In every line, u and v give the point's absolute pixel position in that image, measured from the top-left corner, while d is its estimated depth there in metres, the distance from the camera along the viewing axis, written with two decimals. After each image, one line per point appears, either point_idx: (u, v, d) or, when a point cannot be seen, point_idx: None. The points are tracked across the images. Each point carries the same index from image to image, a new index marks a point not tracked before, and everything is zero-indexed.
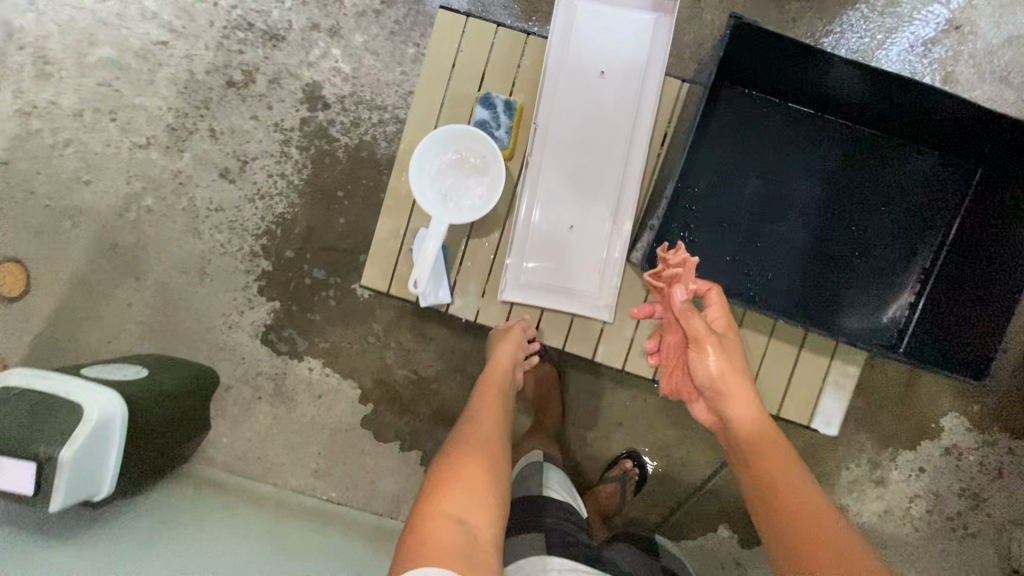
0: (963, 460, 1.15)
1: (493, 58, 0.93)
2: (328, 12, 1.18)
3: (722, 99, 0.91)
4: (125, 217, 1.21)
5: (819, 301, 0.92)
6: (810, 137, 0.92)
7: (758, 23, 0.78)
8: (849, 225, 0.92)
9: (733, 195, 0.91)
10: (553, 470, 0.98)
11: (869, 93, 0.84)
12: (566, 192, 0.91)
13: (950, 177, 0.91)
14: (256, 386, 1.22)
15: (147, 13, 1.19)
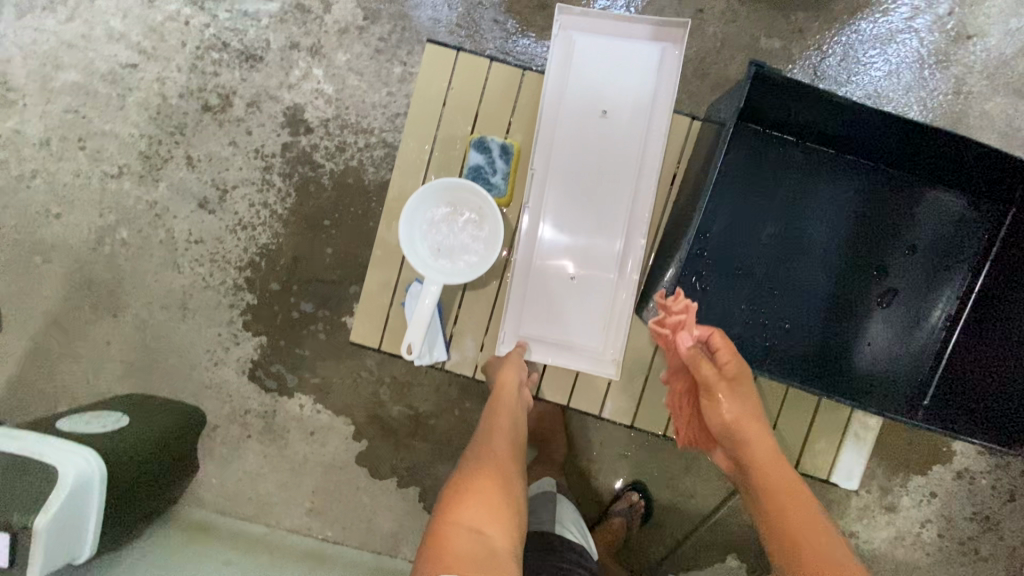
0: (975, 484, 1.12)
1: (488, 94, 0.90)
2: (308, 30, 1.11)
3: (737, 136, 0.86)
4: (99, 251, 1.15)
5: (838, 349, 0.88)
6: (827, 174, 0.87)
7: (776, 68, 0.72)
8: (868, 269, 0.88)
9: (749, 241, 0.87)
10: (565, 507, 0.94)
11: (892, 136, 0.79)
12: (568, 239, 0.86)
13: (974, 217, 0.86)
14: (244, 424, 1.17)
15: (114, 34, 1.12)
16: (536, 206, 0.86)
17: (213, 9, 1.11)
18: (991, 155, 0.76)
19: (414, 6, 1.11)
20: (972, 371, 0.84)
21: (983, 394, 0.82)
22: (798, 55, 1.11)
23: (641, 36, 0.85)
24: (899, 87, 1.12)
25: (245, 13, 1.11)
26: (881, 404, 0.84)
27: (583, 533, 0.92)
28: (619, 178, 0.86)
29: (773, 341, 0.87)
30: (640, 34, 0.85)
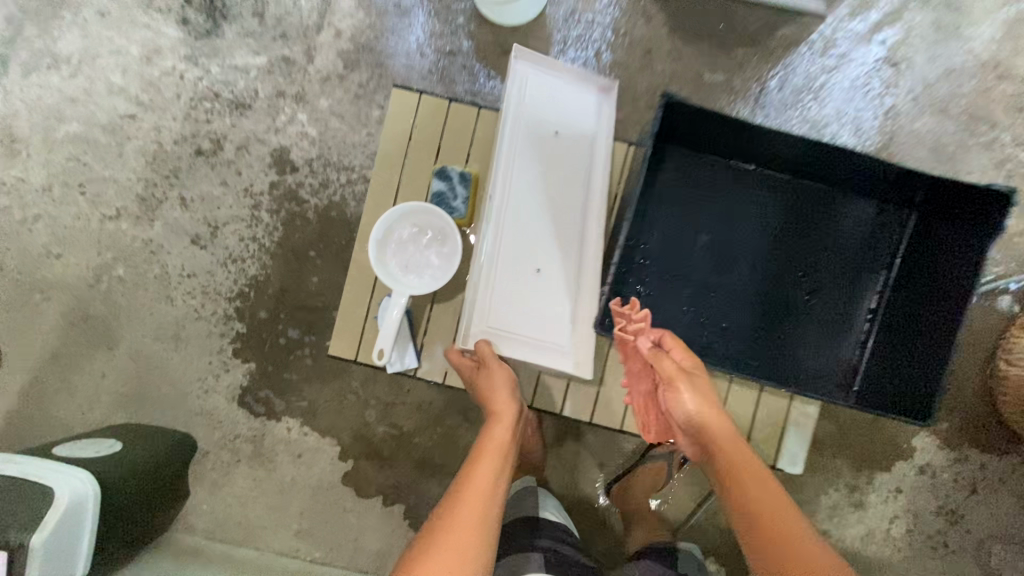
0: (937, 478, 1.17)
1: (448, 131, 0.99)
2: (293, 79, 1.22)
3: (669, 159, 0.95)
4: (97, 288, 1.22)
5: (774, 344, 0.95)
6: (752, 188, 0.96)
7: (686, 98, 0.82)
8: (797, 271, 0.95)
9: (686, 250, 0.95)
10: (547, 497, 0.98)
11: (801, 152, 0.88)
12: (526, 249, 0.93)
13: (886, 223, 0.95)
14: (234, 449, 1.21)
15: (114, 88, 1.22)
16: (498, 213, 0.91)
17: (206, 64, 1.22)
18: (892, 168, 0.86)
19: (390, 56, 1.23)
20: (894, 359, 0.91)
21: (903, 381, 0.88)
22: (741, 86, 1.22)
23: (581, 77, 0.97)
24: (832, 111, 1.22)
25: (235, 67, 1.22)
26: (821, 395, 0.89)
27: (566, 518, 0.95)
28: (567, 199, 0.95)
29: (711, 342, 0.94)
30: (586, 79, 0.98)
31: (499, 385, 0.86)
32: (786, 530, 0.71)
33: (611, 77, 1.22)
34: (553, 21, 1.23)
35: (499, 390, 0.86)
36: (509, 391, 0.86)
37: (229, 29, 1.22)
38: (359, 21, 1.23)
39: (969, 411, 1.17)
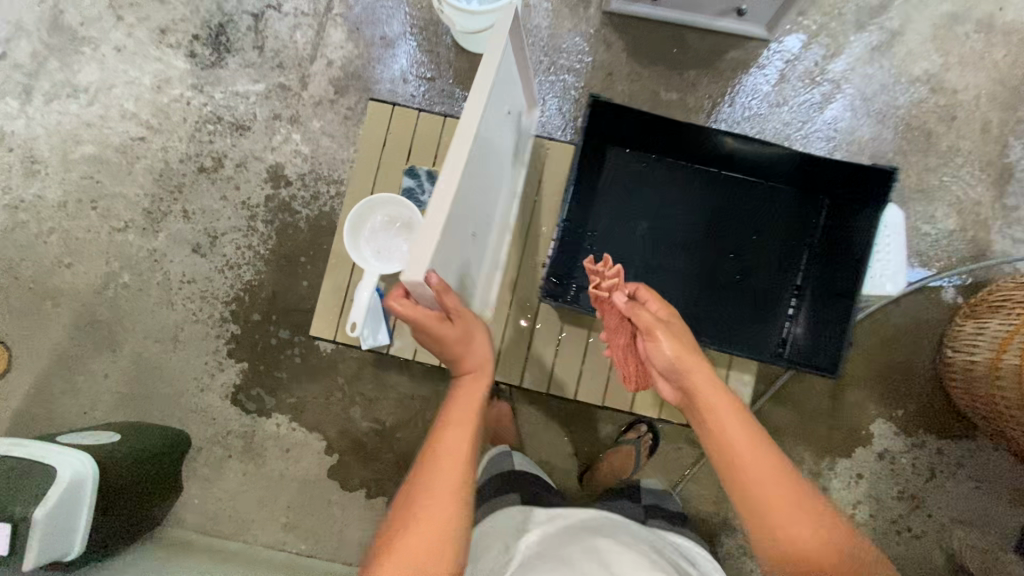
0: (897, 463, 1.22)
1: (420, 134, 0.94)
2: (288, 103, 1.35)
3: (608, 162, 0.93)
4: (103, 294, 1.32)
5: (712, 329, 0.92)
6: (685, 183, 0.94)
7: (607, 97, 0.82)
8: (730, 257, 0.93)
9: (625, 238, 0.94)
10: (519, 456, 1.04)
11: (723, 147, 0.87)
12: (473, 208, 0.77)
13: (815, 218, 0.92)
14: (226, 445, 1.28)
15: (127, 114, 1.35)
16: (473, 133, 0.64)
17: (210, 91, 1.35)
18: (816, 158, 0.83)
19: (377, 82, 1.36)
20: (817, 335, 0.89)
21: (821, 353, 0.87)
22: (694, 103, 1.34)
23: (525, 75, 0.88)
24: (779, 125, 1.33)
25: (236, 93, 1.35)
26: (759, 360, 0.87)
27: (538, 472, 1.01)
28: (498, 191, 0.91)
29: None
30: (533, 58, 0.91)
31: (474, 340, 0.79)
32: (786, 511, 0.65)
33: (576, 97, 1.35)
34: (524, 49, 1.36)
35: (477, 348, 0.80)
36: (485, 348, 0.80)
37: (232, 61, 1.36)
38: (348, 52, 1.36)
39: (924, 399, 1.23)
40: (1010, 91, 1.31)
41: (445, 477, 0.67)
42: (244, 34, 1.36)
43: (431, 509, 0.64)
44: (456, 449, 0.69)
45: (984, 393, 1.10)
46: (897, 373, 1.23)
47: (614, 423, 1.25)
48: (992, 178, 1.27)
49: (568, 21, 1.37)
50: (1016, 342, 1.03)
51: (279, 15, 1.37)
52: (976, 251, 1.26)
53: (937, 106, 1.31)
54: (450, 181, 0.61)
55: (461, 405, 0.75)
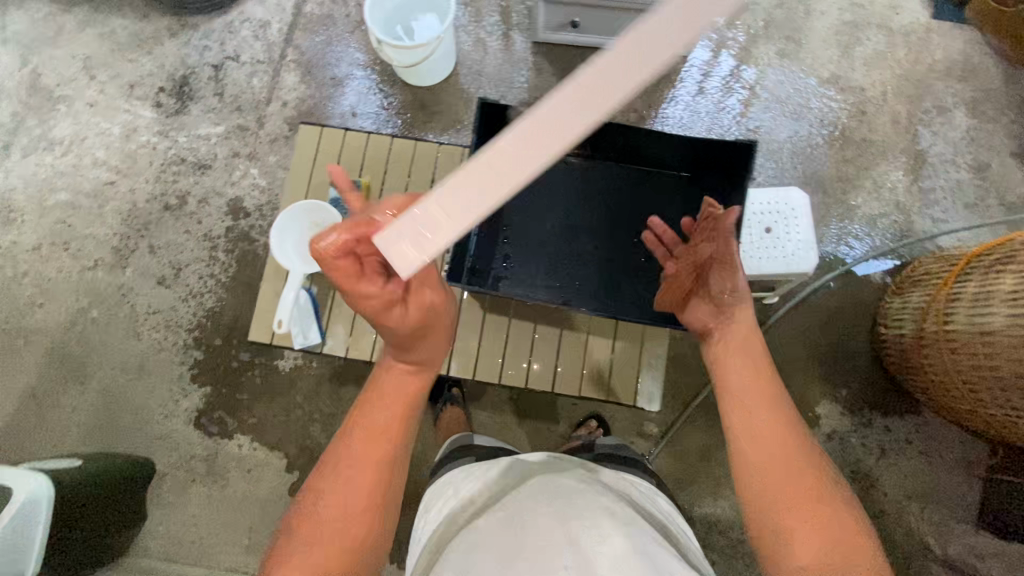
0: (846, 443, 1.23)
1: (344, 150, 1.02)
2: (246, 142, 1.45)
3: (519, 161, 1.04)
4: (73, 330, 1.38)
5: (621, 303, 1.00)
6: (587, 174, 1.03)
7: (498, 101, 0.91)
8: (633, 238, 1.02)
9: (537, 229, 1.02)
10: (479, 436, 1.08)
11: (613, 139, 0.96)
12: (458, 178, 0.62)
13: (702, 193, 1.00)
14: (189, 469, 1.31)
15: (98, 161, 1.46)
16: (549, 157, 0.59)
17: (174, 136, 1.46)
18: (685, 139, 0.91)
19: (328, 118, 1.47)
20: None
21: None
22: (622, 117, 1.44)
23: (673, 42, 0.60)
24: (702, 129, 1.42)
25: (198, 136, 1.46)
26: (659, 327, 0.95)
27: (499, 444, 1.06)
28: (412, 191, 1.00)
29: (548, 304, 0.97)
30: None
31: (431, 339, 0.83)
32: (801, 500, 0.65)
33: None
34: (463, 79, 1.48)
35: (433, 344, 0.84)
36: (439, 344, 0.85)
37: (195, 107, 1.47)
38: (301, 93, 1.48)
39: (864, 377, 1.26)
40: (914, 85, 1.40)
41: (357, 480, 0.71)
42: (205, 83, 1.48)
43: (333, 512, 0.68)
44: (369, 452, 0.73)
45: (915, 363, 1.13)
46: (836, 353, 1.27)
47: (566, 421, 1.28)
48: (906, 165, 1.36)
49: (501, 52, 1.49)
50: (934, 310, 1.08)
51: (238, 64, 1.49)
52: (899, 233, 1.33)
53: (847, 104, 1.41)
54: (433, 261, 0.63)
55: (386, 406, 0.79)
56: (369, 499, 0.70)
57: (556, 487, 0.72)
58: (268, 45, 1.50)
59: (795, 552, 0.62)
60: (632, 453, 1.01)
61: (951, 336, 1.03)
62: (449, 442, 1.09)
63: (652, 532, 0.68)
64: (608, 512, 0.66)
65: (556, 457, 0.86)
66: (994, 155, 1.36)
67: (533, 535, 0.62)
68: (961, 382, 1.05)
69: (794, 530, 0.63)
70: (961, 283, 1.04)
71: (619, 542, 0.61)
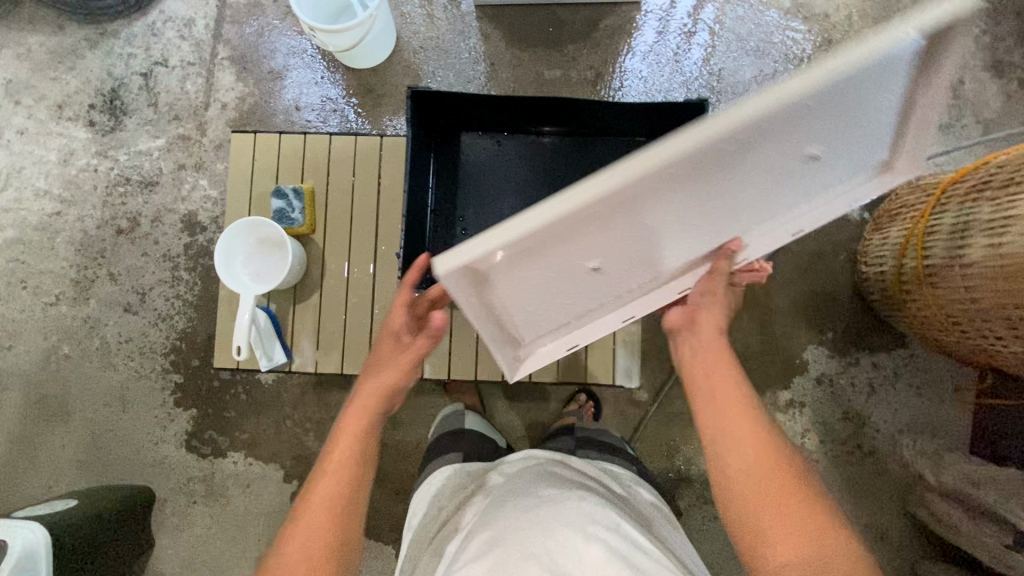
0: (836, 385, 1.23)
1: (283, 158, 0.96)
2: (190, 152, 1.38)
3: (465, 144, 1.00)
4: (47, 369, 1.35)
5: None
6: (538, 149, 1.00)
7: (433, 86, 0.86)
8: None
9: (495, 215, 0.99)
10: (472, 416, 1.10)
11: (562, 112, 0.93)
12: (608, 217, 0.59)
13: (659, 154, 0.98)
14: (189, 491, 1.31)
15: (40, 192, 1.39)
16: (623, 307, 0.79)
17: (114, 154, 1.39)
18: (635, 104, 0.88)
19: (272, 116, 1.39)
20: None
21: None
22: (577, 76, 1.37)
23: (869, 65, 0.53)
24: (663, 80, 1.36)
25: (140, 152, 1.39)
26: None
27: (491, 433, 1.06)
28: (359, 189, 0.96)
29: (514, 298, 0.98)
30: (918, 117, 0.65)
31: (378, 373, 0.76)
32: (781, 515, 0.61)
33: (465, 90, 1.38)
34: (408, 56, 1.40)
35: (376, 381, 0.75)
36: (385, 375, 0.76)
37: (130, 121, 1.39)
38: (240, 92, 1.40)
39: (850, 316, 1.24)
40: (880, 5, 1.33)
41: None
42: (137, 94, 1.40)
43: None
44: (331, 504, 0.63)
45: (897, 300, 1.12)
46: (819, 297, 1.25)
47: (555, 398, 1.27)
48: None
49: (446, 20, 1.40)
50: (912, 247, 1.05)
51: (167, 69, 1.40)
52: None
53: (811, 34, 1.34)
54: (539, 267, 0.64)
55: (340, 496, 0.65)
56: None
57: (533, 495, 0.71)
58: (196, 44, 1.41)
59: (775, 549, 0.60)
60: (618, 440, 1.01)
61: (930, 273, 1.02)
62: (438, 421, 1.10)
63: (635, 533, 0.67)
64: (586, 515, 0.65)
65: (546, 457, 0.85)
66: (967, 70, 1.30)
67: (514, 544, 0.62)
68: (944, 318, 1.04)
69: (771, 533, 0.60)
70: (938, 216, 1.01)
71: (597, 548, 0.60)
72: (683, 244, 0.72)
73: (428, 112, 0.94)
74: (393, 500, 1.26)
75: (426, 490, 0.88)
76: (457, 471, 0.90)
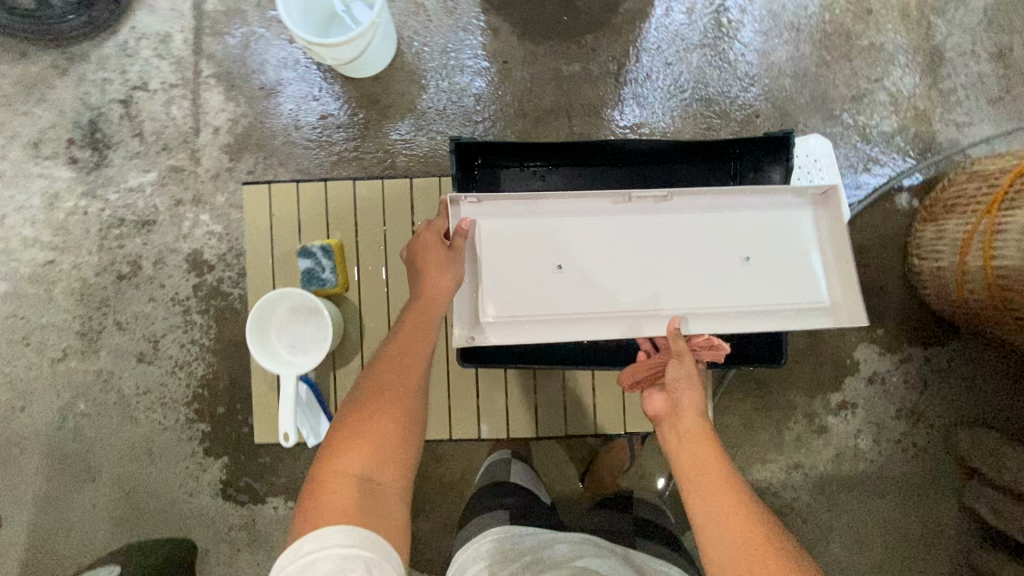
0: (889, 383, 1.19)
1: (302, 211, 1.03)
2: (186, 185, 1.27)
3: (507, 180, 1.02)
4: (65, 427, 1.29)
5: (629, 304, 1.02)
6: (580, 179, 1.02)
7: (473, 137, 0.92)
8: None
9: None
10: (519, 467, 1.07)
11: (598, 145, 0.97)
12: (597, 226, 0.93)
13: (698, 172, 1.00)
14: (232, 540, 1.27)
15: (28, 241, 1.29)
16: (593, 328, 0.91)
17: (103, 194, 1.28)
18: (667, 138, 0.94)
19: (270, 137, 1.28)
20: None
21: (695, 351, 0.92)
22: (599, 69, 1.26)
23: (790, 201, 0.91)
24: (691, 67, 1.25)
25: (130, 189, 1.28)
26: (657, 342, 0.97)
27: (538, 491, 1.03)
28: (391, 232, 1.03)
29: (546, 358, 1.02)
30: (829, 275, 0.90)
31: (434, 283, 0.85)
32: None
33: (476, 95, 1.27)
34: (410, 59, 1.27)
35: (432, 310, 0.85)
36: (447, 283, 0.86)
37: (116, 155, 1.28)
38: (232, 113, 1.28)
39: (901, 309, 1.20)
40: None
41: (344, 494, 0.66)
42: (118, 124, 1.27)
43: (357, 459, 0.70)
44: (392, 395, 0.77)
45: (956, 297, 1.07)
46: (869, 292, 1.20)
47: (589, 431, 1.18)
48: (921, 67, 1.22)
49: (449, 16, 1.27)
50: (976, 245, 0.99)
51: (149, 94, 1.28)
52: (922, 147, 1.21)
53: (849, 4, 1.23)
54: (553, 229, 0.92)
55: (374, 427, 0.73)
56: (363, 508, 0.64)
57: None
58: (177, 63, 1.28)
59: None
60: (667, 521, 0.98)
61: (1001, 274, 0.96)
62: (486, 464, 1.13)
63: None
64: None
65: (594, 542, 0.81)
66: (1017, 35, 1.21)
67: None
68: (1012, 317, 0.98)
69: None
70: (1007, 213, 0.95)
71: None
72: (641, 287, 0.91)
73: (468, 161, 0.98)
74: (443, 534, 1.23)
75: (471, 551, 0.81)
76: (507, 534, 0.83)
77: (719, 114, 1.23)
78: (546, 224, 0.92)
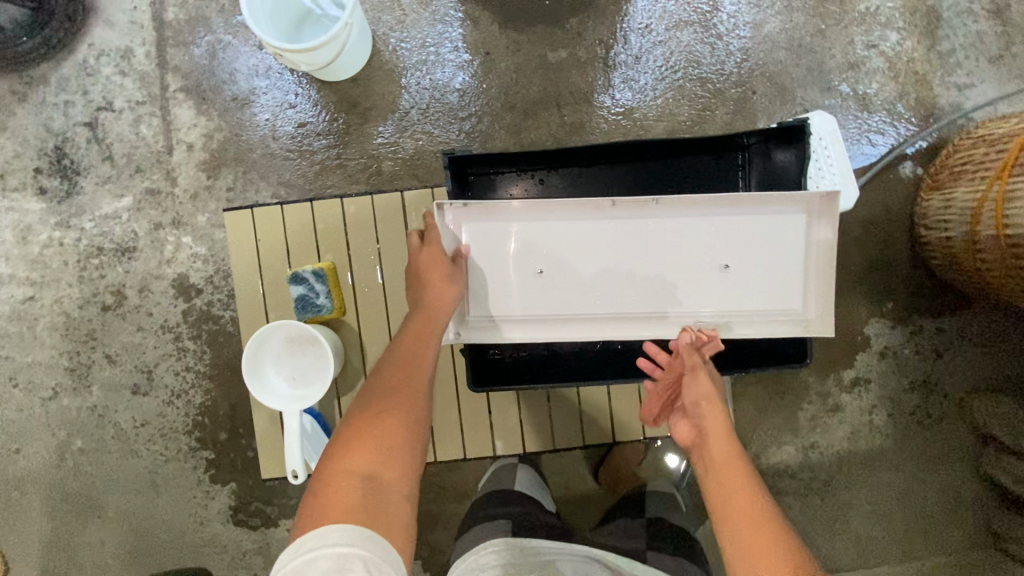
0: (901, 356, 1.18)
1: (289, 236, 1.04)
2: (164, 207, 1.22)
3: (503, 185, 0.99)
4: (64, 466, 1.25)
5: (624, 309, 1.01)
6: (581, 179, 0.99)
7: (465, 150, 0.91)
8: None
9: None
10: (527, 474, 1.04)
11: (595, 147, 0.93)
12: (586, 233, 0.89)
13: (700, 166, 0.97)
14: (247, 565, 1.25)
15: (4, 278, 1.23)
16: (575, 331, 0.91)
17: (78, 222, 1.22)
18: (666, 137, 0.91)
19: (247, 149, 1.22)
20: None
21: None
22: (586, 54, 1.20)
23: (788, 206, 0.87)
24: (682, 46, 1.20)
25: (106, 216, 1.22)
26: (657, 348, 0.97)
27: (545, 497, 1.00)
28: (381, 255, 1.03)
29: (541, 372, 1.01)
30: (814, 285, 0.88)
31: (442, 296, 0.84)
32: None
33: (460, 91, 1.21)
34: (388, 57, 1.21)
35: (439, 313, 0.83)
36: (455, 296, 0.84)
37: (87, 181, 1.22)
38: (205, 128, 1.22)
39: (909, 280, 1.17)
40: None
41: (344, 493, 0.62)
42: (86, 148, 1.21)
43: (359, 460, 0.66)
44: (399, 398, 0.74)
45: (967, 265, 1.04)
46: (876, 266, 1.17)
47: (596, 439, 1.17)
48: (918, 29, 1.17)
49: (425, 9, 1.21)
50: (987, 213, 0.96)
51: (114, 114, 1.21)
52: (924, 113, 1.18)
53: None
54: (537, 242, 0.90)
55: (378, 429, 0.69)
56: (365, 506, 0.61)
57: None
58: (141, 79, 1.21)
59: None
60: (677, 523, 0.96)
61: (1014, 243, 0.93)
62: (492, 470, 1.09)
63: None
64: None
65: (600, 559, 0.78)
66: None
67: None
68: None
69: None
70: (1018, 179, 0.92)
71: None
72: (623, 292, 0.90)
73: (462, 172, 0.96)
74: None
75: (471, 563, 0.78)
76: (510, 546, 0.79)
77: (714, 94, 1.19)
78: (531, 237, 0.90)
